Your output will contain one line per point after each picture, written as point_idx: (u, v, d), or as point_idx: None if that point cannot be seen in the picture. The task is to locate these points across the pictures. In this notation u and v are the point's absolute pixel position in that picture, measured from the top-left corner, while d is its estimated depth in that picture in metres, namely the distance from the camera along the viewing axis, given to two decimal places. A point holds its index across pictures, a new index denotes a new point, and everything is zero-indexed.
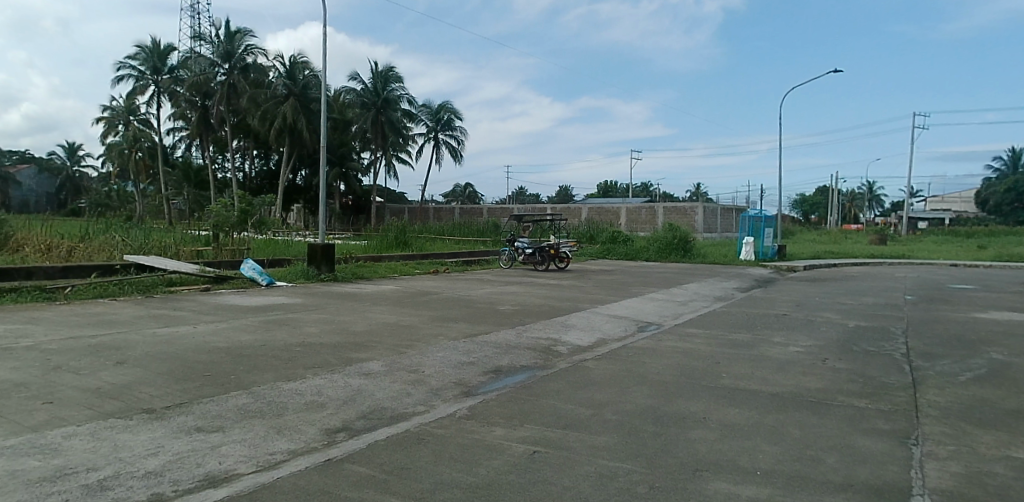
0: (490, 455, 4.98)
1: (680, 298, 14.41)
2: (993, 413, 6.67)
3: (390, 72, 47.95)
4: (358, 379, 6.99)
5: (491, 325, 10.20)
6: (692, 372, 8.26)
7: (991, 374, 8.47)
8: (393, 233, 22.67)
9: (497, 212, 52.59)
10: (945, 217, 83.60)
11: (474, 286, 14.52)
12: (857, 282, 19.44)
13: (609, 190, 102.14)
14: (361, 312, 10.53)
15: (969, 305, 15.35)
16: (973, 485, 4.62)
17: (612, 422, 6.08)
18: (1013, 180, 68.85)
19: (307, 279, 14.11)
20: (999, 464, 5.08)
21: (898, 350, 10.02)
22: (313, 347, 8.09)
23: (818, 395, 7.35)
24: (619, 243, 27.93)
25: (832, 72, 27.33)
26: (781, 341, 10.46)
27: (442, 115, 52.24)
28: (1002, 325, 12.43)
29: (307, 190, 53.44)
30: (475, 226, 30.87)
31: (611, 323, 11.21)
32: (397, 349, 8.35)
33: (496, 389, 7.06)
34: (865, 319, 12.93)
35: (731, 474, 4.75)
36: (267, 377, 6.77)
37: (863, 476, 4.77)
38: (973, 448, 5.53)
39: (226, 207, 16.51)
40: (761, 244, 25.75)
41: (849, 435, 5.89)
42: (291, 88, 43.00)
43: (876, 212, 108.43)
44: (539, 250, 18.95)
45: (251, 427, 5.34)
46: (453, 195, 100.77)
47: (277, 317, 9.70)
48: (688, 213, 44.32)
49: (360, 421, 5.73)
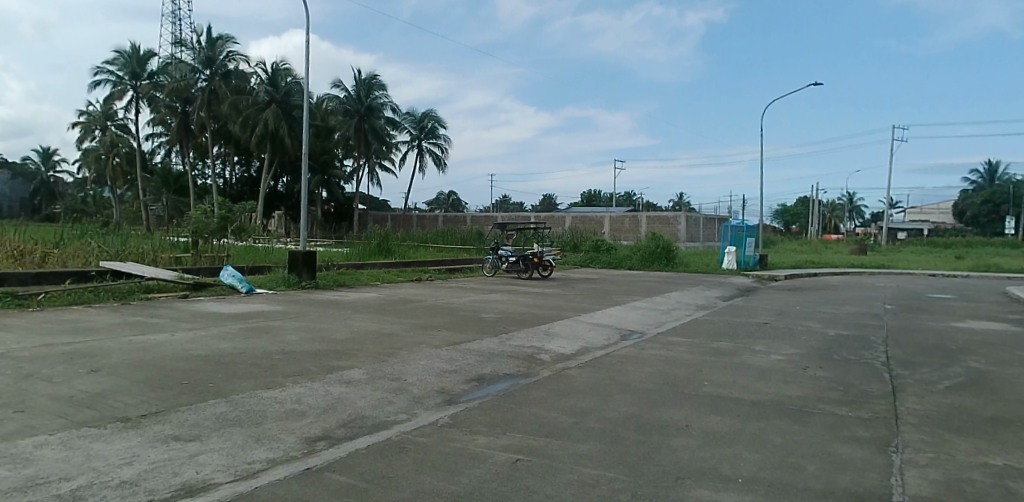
0: (471, 463, 4.98)
1: (663, 306, 14.50)
2: (972, 421, 6.76)
3: (374, 79, 48.08)
4: (339, 388, 6.95)
5: (474, 333, 10.20)
6: (674, 380, 8.31)
7: (969, 383, 8.60)
8: (376, 241, 22.63)
9: (480, 220, 52.70)
10: (923, 228, 84.90)
11: (458, 294, 14.50)
12: (836, 291, 19.69)
13: (593, 198, 102.68)
14: (342, 320, 10.46)
15: (948, 314, 15.59)
16: (952, 493, 4.68)
17: (593, 430, 6.08)
18: (989, 191, 70.05)
19: (288, 286, 14.02)
20: (977, 472, 5.15)
21: (878, 359, 10.13)
22: (293, 355, 8.03)
23: (799, 403, 7.42)
24: (602, 252, 28.00)
25: (812, 86, 27.80)
26: (763, 349, 10.56)
27: (426, 123, 52.30)
28: (980, 334, 12.65)
29: (289, 197, 53.21)
30: (459, 234, 30.86)
31: (595, 331, 11.26)
32: (379, 357, 8.31)
33: (478, 397, 7.06)
34: (845, 328, 13.08)
35: (712, 481, 4.77)
36: (246, 386, 6.69)
37: (843, 484, 4.81)
38: (953, 456, 5.61)
39: (205, 213, 16.37)
40: (742, 253, 25.95)
41: (830, 443, 5.94)
42: (273, 95, 42.74)
43: (856, 223, 109.71)
44: (523, 259, 18.96)
45: (229, 436, 5.29)
46: (435, 203, 100.57)
47: (257, 324, 9.61)
48: (671, 222, 44.72)
49: (341, 429, 5.70)
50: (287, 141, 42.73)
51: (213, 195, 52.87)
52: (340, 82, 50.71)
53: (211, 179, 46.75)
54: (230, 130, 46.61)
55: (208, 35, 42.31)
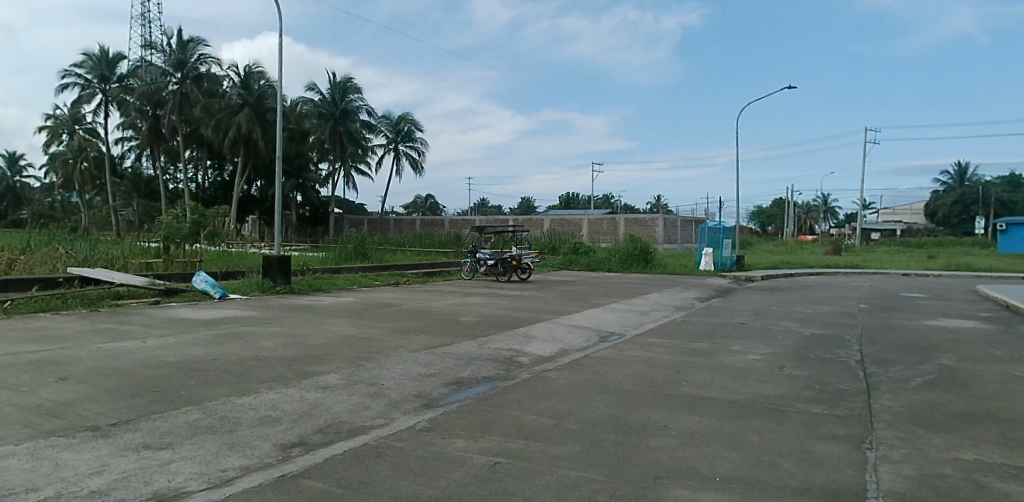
0: (450, 467, 4.96)
1: (641, 308, 14.59)
2: (945, 417, 6.90)
3: (349, 83, 47.99)
4: (315, 393, 6.90)
5: (453, 336, 10.17)
6: (652, 381, 8.35)
7: (941, 380, 8.78)
8: (353, 245, 22.52)
9: (458, 224, 52.70)
10: (896, 228, 86.62)
11: (435, 297, 14.44)
12: (812, 291, 19.98)
13: (571, 201, 103.19)
14: (318, 325, 10.38)
15: (919, 312, 15.94)
16: (925, 487, 4.78)
17: (573, 432, 6.11)
18: (959, 192, 71.65)
19: (262, 291, 13.89)
20: (950, 467, 5.26)
21: (853, 357, 10.31)
22: (268, 361, 7.95)
23: (775, 402, 7.52)
24: (580, 254, 28.14)
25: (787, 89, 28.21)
26: (740, 349, 10.69)
27: (403, 126, 52.13)
28: (951, 332, 12.93)
29: (263, 201, 52.69)
30: (436, 237, 30.80)
31: (573, 333, 11.28)
32: (356, 362, 8.26)
33: (457, 401, 7.04)
34: (820, 327, 13.29)
35: (690, 481, 4.81)
36: (219, 392, 6.62)
37: (819, 481, 4.88)
38: (926, 451, 5.72)
39: (177, 218, 16.14)
40: (719, 254, 26.23)
41: (806, 440, 6.03)
42: (245, 98, 42.36)
43: (830, 224, 111.47)
44: (501, 261, 18.99)
45: (203, 443, 5.22)
46: (413, 207, 100.06)
47: (230, 330, 9.48)
48: (648, 224, 45.09)
49: (317, 435, 5.65)
50: (260, 144, 42.30)
51: (185, 199, 52.12)
52: (315, 85, 50.38)
53: (183, 183, 46.08)
54: (202, 134, 46.05)
55: (179, 38, 41.74)
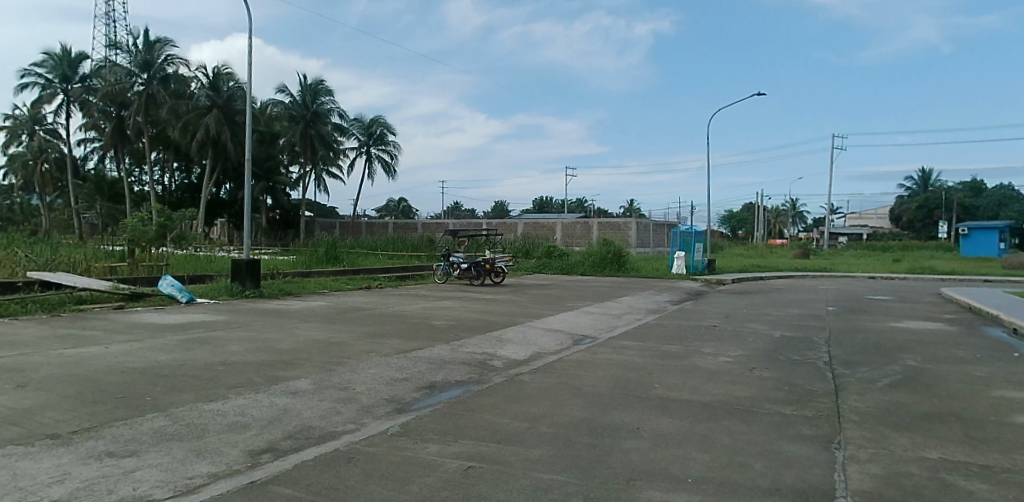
0: (423, 473, 4.94)
1: (614, 311, 14.70)
2: (910, 417, 7.08)
3: (320, 85, 47.51)
4: (285, 398, 6.82)
5: (426, 340, 10.14)
6: (625, 384, 8.41)
7: (906, 380, 9.01)
8: (324, 249, 22.34)
9: (432, 227, 52.58)
10: (862, 232, 88.69)
11: (408, 301, 14.37)
12: (781, 294, 20.35)
13: (544, 205, 103.77)
14: (289, 329, 10.25)
15: (886, 315, 16.30)
16: (891, 486, 4.89)
17: (547, 435, 6.13)
18: (923, 198, 73.45)
19: (231, 296, 13.68)
20: (915, 466, 5.40)
21: (821, 359, 10.51)
22: (237, 366, 7.82)
23: (745, 403, 7.64)
24: (554, 258, 28.28)
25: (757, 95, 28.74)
26: (711, 352, 10.83)
27: (375, 129, 51.79)
28: (915, 334, 13.27)
29: (232, 204, 51.93)
30: (409, 241, 30.68)
31: (547, 337, 11.32)
32: (327, 366, 8.18)
33: (430, 405, 7.02)
34: (790, 329, 13.53)
35: (663, 482, 4.87)
36: (186, 398, 6.51)
37: (789, 481, 4.97)
38: (892, 450, 5.87)
39: (143, 220, 15.83)
40: (691, 258, 26.53)
41: (776, 441, 6.14)
42: (214, 100, 41.71)
43: (799, 228, 113.70)
44: (475, 265, 18.95)
45: (168, 451, 5.12)
46: (386, 211, 99.61)
47: (199, 336, 9.31)
48: (622, 228, 45.47)
49: (286, 441, 5.59)
50: (229, 146, 41.73)
51: (151, 202, 51.05)
52: (285, 88, 49.98)
53: (149, 186, 45.10)
54: (169, 136, 45.23)
55: (145, 38, 40.96)
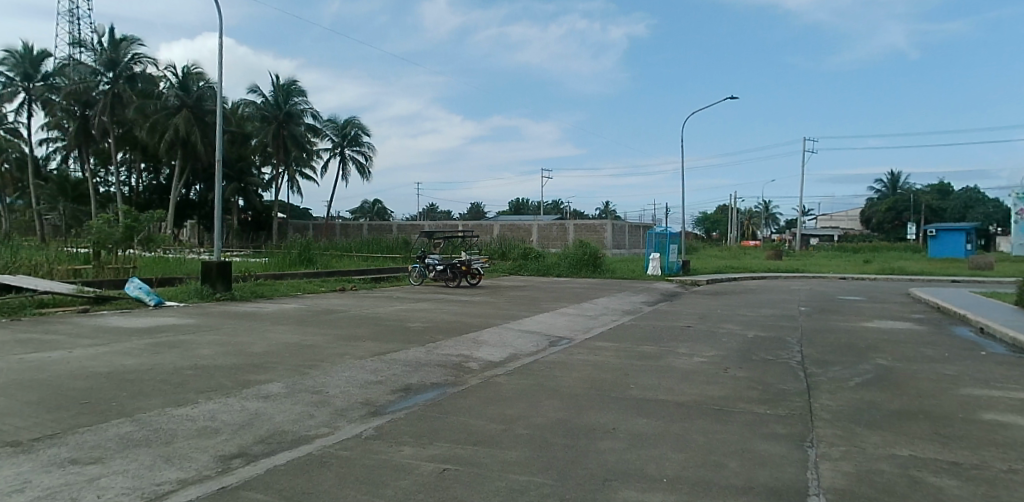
0: (398, 476, 4.91)
1: (590, 312, 14.79)
2: (881, 415, 7.24)
3: (293, 85, 47.12)
4: (257, 403, 6.72)
5: (401, 343, 10.08)
6: (601, 385, 8.45)
7: (877, 379, 9.20)
8: (298, 251, 22.11)
9: (407, 229, 52.28)
10: (833, 234, 90.31)
11: (383, 304, 14.26)
12: (755, 295, 20.63)
13: (521, 207, 104.12)
14: (260, 332, 10.11)
15: (857, 315, 16.63)
16: (864, 483, 4.98)
17: (523, 436, 6.12)
18: (892, 200, 74.92)
19: (201, 299, 13.45)
20: (886, 463, 5.51)
21: (794, 359, 10.68)
22: (207, 370, 7.69)
23: (720, 403, 7.72)
24: (530, 259, 28.33)
25: (730, 98, 29.17)
26: (686, 352, 10.94)
27: (349, 130, 51.41)
28: (884, 333, 13.55)
29: (202, 205, 51.20)
30: (384, 242, 30.50)
31: (524, 338, 11.33)
32: (299, 370, 8.08)
33: (405, 408, 6.98)
34: (763, 329, 13.73)
35: (638, 482, 4.90)
36: (154, 403, 6.38)
37: (763, 480, 5.03)
38: (862, 448, 5.98)
39: (108, 222, 15.52)
40: (666, 259, 26.78)
41: (750, 440, 6.22)
42: (183, 100, 41.10)
43: (772, 229, 115.39)
44: (450, 267, 18.89)
45: (135, 457, 5.01)
46: (361, 213, 98.97)
47: (166, 339, 9.13)
48: (598, 230, 45.69)
49: (258, 446, 5.51)
50: (199, 147, 41.10)
51: (117, 203, 50.02)
52: (257, 88, 49.38)
53: (115, 186, 44.22)
54: (136, 136, 44.39)
55: (111, 37, 40.15)
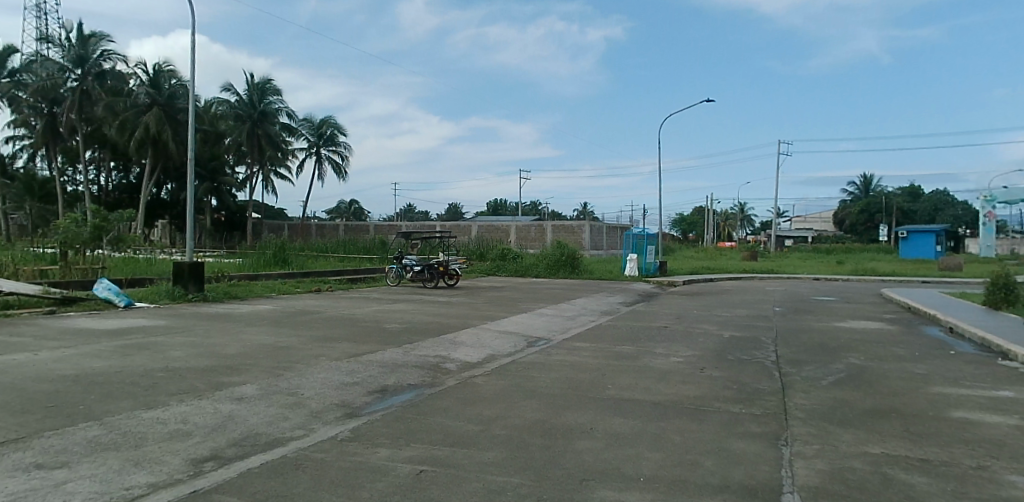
0: (374, 478, 4.89)
1: (568, 313, 14.85)
2: (853, 413, 7.37)
3: (268, 84, 46.54)
4: (230, 405, 6.63)
5: (378, 344, 10.02)
6: (578, 385, 8.48)
7: (850, 378, 9.37)
8: (272, 251, 21.87)
9: (383, 229, 52.22)
10: (807, 235, 91.73)
11: (360, 305, 14.16)
12: (730, 296, 20.88)
13: (498, 208, 104.11)
14: (234, 334, 9.99)
15: (831, 315, 16.92)
16: (837, 481, 5.07)
17: (500, 437, 6.13)
18: (865, 202, 76.27)
19: (173, 300, 13.25)
20: (858, 461, 5.61)
21: (769, 358, 10.83)
22: (178, 372, 7.57)
23: (696, 402, 7.80)
24: (508, 260, 28.34)
25: (706, 101, 29.49)
26: (663, 352, 11.04)
27: (325, 130, 50.98)
28: (857, 333, 13.79)
29: (174, 205, 50.41)
30: (361, 243, 30.27)
31: (501, 339, 11.34)
32: (274, 372, 7.99)
33: (382, 409, 6.95)
34: (739, 329, 13.90)
35: (615, 482, 4.93)
36: (123, 406, 6.27)
37: (739, 478, 5.09)
38: (836, 446, 6.08)
39: (76, 221, 15.18)
40: (643, 260, 26.98)
41: (726, 439, 6.30)
42: (154, 97, 40.41)
43: (748, 230, 116.80)
44: (428, 268, 18.83)
45: (103, 461, 4.91)
46: (338, 213, 98.22)
47: (137, 341, 8.97)
48: (575, 231, 45.85)
49: (231, 449, 5.44)
50: (171, 145, 40.46)
51: (86, 203, 49.02)
52: (231, 86, 48.73)
53: (83, 185, 43.30)
54: (105, 134, 43.51)
55: (79, 33, 39.24)
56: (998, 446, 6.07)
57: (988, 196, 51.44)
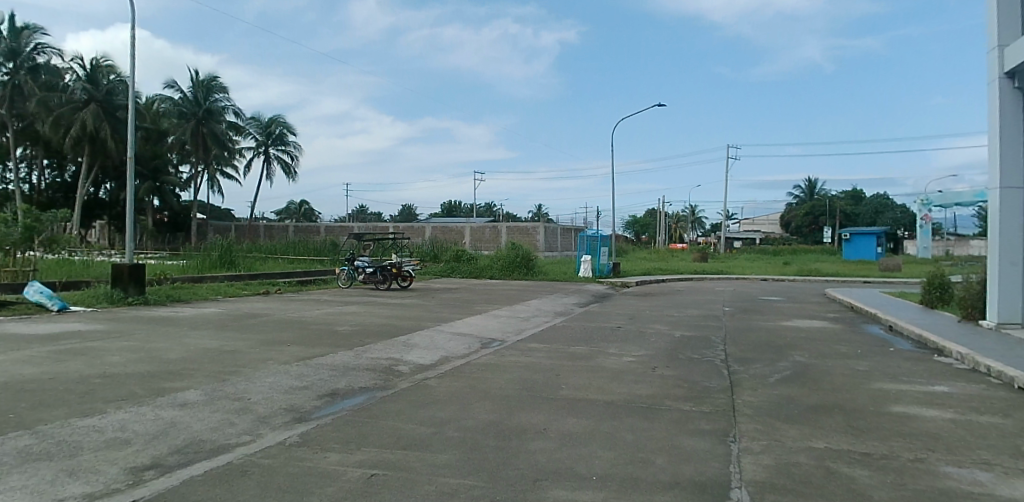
0: (324, 482, 4.83)
1: (523, 314, 14.92)
2: (798, 409, 7.65)
3: (213, 81, 45.28)
4: (172, 411, 6.44)
5: (330, 347, 9.90)
6: (532, 386, 8.54)
7: (794, 375, 9.72)
8: (218, 252, 21.31)
9: (336, 230, 51.53)
10: (755, 236, 94.72)
11: (310, 307, 13.94)
12: (681, 296, 21.39)
13: (453, 210, 103.97)
14: (177, 338, 9.68)
15: (777, 314, 17.54)
16: (782, 476, 5.25)
17: (453, 439, 6.13)
18: (810, 205, 79.30)
19: (111, 303, 12.76)
20: (802, 455, 5.84)
21: (718, 357, 11.14)
22: (116, 379, 7.31)
23: (648, 401, 7.96)
24: (462, 261, 28.30)
25: (657, 106, 30.09)
26: (616, 352, 11.21)
27: (273, 129, 49.85)
28: (802, 332, 14.31)
29: (113, 205, 48.48)
30: (311, 244, 29.74)
31: (456, 341, 11.33)
32: (219, 376, 7.80)
33: (332, 413, 6.87)
34: (689, 329, 14.26)
35: (568, 481, 5.00)
36: (56, 414, 6.01)
37: (688, 475, 5.23)
38: (781, 442, 6.31)
39: (6, 222, 14.45)
40: (597, 261, 27.38)
41: (677, 436, 6.44)
42: (92, 93, 38.80)
43: (698, 233, 119.80)
44: (380, 269, 18.65)
45: (35, 472, 4.70)
46: (287, 214, 96.21)
47: (71, 346, 8.62)
48: (530, 233, 46.16)
49: (174, 456, 5.28)
50: (109, 143, 38.97)
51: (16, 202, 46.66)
52: (174, 83, 47.23)
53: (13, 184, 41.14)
54: (38, 131, 41.53)
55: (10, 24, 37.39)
56: (935, 439, 6.39)
57: (924, 200, 54.03)
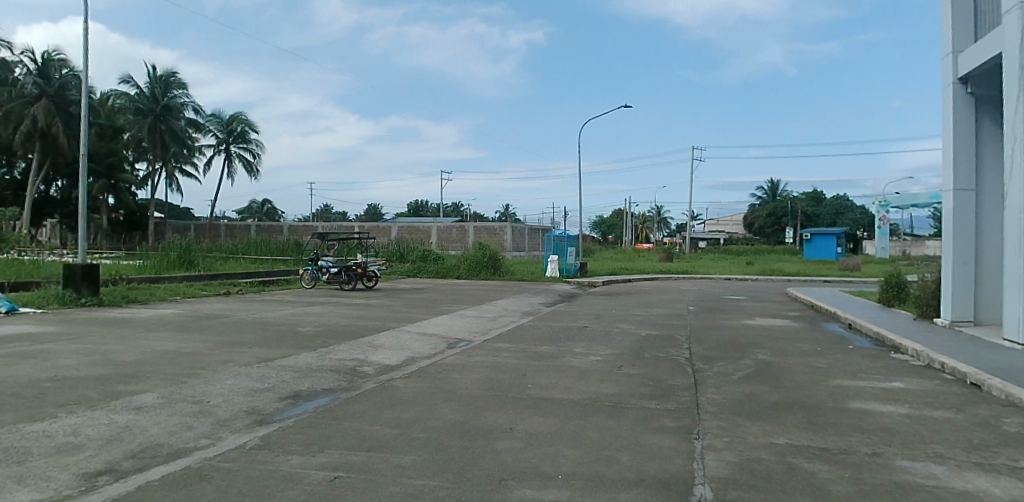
0: (287, 486, 4.77)
1: (490, 314, 14.92)
2: (759, 406, 7.82)
3: (172, 77, 44.13)
4: (127, 415, 6.27)
5: (293, 348, 9.75)
6: (499, 386, 8.54)
7: (756, 373, 9.93)
8: (177, 252, 20.83)
9: (300, 230, 50.77)
10: (719, 237, 96.47)
11: (272, 307, 13.72)
12: (647, 296, 21.65)
13: (420, 209, 103.45)
14: (132, 340, 9.42)
15: (739, 313, 17.89)
16: (743, 471, 5.37)
17: (418, 440, 6.12)
18: (772, 206, 81.25)
19: (63, 304, 12.37)
20: (763, 451, 5.98)
21: (683, 355, 11.31)
22: (67, 382, 7.08)
23: (613, 400, 8.04)
24: (429, 261, 28.20)
25: (622, 108, 30.43)
26: (582, 351, 11.28)
27: (235, 126, 48.83)
28: (765, 330, 14.63)
29: (66, 203, 46.86)
30: (275, 243, 29.27)
31: (422, 341, 11.28)
32: (176, 379, 7.62)
33: (295, 415, 6.77)
34: (655, 328, 14.45)
35: (533, 480, 5.04)
36: (3, 420, 5.80)
37: (652, 472, 5.32)
38: (743, 438, 6.45)
39: None
40: (564, 261, 27.58)
41: (642, 434, 6.54)
42: (43, 88, 37.39)
43: (664, 233, 121.54)
44: (345, 269, 18.46)
45: None
46: (251, 214, 94.27)
47: (20, 349, 8.32)
48: (498, 232, 46.21)
49: (129, 461, 5.15)
50: (62, 139, 37.66)
51: None
52: (131, 78, 45.80)
53: None
54: None
55: None
56: (890, 434, 6.61)
57: (881, 201, 55.69)
